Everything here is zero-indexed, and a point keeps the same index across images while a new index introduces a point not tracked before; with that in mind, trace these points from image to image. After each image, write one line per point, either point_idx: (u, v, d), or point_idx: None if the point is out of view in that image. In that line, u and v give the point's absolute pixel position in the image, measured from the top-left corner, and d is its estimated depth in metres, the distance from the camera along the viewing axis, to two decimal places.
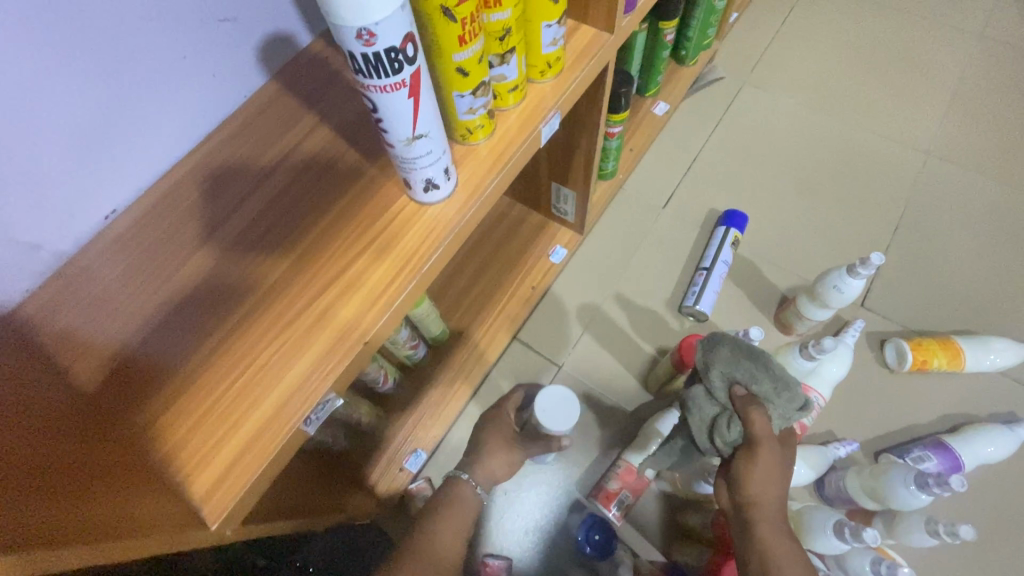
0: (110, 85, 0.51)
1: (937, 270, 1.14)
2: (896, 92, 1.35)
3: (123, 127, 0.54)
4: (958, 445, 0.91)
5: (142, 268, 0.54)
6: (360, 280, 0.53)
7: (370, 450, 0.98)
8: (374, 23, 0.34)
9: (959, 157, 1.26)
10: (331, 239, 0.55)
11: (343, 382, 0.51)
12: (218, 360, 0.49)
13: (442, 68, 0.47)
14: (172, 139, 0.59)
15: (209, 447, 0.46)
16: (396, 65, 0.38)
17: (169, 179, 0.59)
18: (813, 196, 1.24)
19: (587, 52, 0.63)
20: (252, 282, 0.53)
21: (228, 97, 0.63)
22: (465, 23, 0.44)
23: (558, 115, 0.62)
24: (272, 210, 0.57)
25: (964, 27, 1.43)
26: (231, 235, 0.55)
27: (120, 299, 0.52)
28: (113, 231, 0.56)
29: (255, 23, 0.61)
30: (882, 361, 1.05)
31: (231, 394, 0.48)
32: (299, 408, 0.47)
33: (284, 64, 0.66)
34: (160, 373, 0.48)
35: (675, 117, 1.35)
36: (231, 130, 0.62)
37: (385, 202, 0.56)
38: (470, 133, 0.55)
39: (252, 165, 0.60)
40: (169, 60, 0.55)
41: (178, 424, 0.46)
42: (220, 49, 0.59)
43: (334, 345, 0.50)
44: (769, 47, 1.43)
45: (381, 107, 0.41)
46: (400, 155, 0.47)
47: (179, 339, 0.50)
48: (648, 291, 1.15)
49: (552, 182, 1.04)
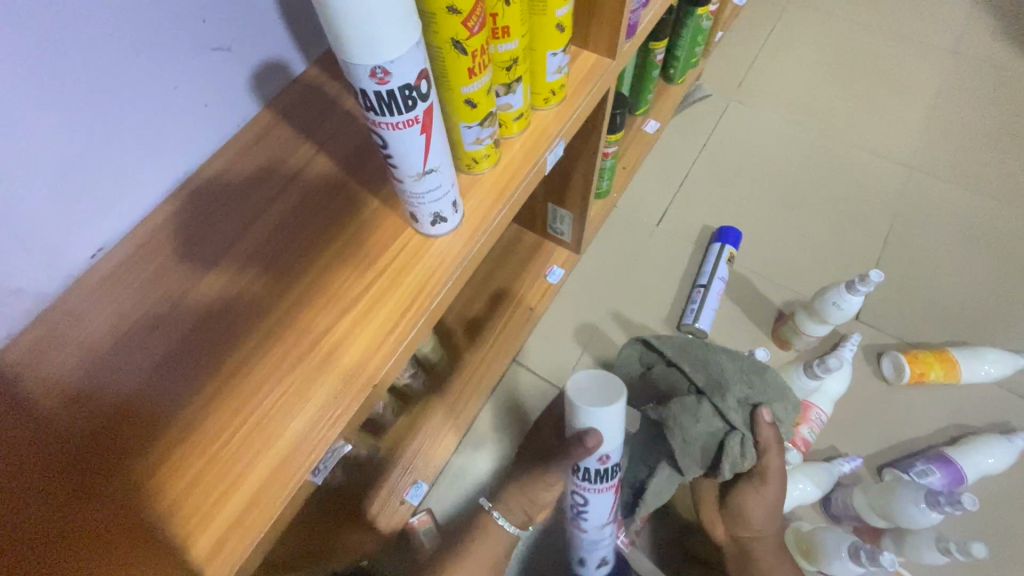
0: (100, 119, 0.49)
1: (927, 282, 1.15)
2: (877, 108, 1.38)
3: (112, 162, 0.51)
4: (959, 457, 0.92)
5: (133, 309, 0.51)
6: (366, 317, 0.51)
7: (369, 484, 0.95)
8: (390, 61, 0.34)
9: (941, 169, 1.29)
10: (333, 275, 0.53)
11: (351, 426, 0.48)
12: (217, 407, 0.46)
13: (450, 100, 0.46)
14: (163, 172, 0.57)
15: (211, 502, 0.43)
16: (410, 102, 0.37)
17: (160, 213, 0.57)
18: (804, 211, 1.25)
19: (589, 78, 0.63)
20: (251, 322, 0.50)
21: (220, 127, 0.60)
22: (476, 56, 0.43)
23: (562, 142, 0.61)
24: (270, 246, 0.54)
25: (938, 43, 1.48)
26: (228, 272, 0.53)
27: (111, 343, 0.49)
28: (101, 271, 0.53)
29: (248, 52, 0.59)
30: (879, 374, 1.06)
31: (233, 443, 0.45)
32: (308, 457, 0.45)
33: (278, 92, 0.65)
34: (156, 423, 0.46)
35: (665, 134, 1.36)
36: (224, 162, 0.60)
37: (389, 235, 0.55)
38: (476, 163, 0.54)
39: (248, 198, 0.57)
40: (162, 91, 0.53)
41: (177, 478, 0.44)
42: (213, 79, 0.57)
43: (342, 388, 0.48)
44: (753, 64, 1.46)
45: (391, 144, 0.40)
46: (408, 190, 0.46)
47: (174, 386, 0.47)
48: (646, 309, 1.14)
49: (548, 203, 1.03)
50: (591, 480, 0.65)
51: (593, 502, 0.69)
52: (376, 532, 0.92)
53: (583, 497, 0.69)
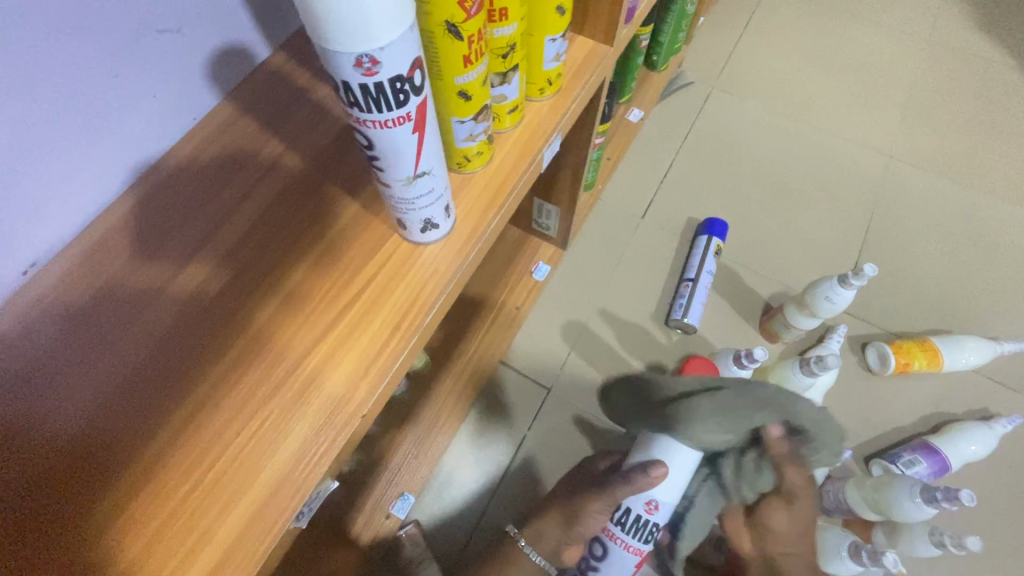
0: (27, 112, 0.41)
1: (907, 271, 1.16)
2: (855, 96, 1.38)
3: (42, 162, 0.44)
4: (943, 446, 0.93)
5: (76, 333, 0.44)
6: (351, 338, 0.45)
7: (351, 498, 0.90)
8: (379, 49, 0.28)
9: (917, 158, 1.30)
10: (313, 289, 0.47)
11: (338, 462, 0.43)
12: (183, 446, 0.40)
13: (442, 93, 0.41)
14: (106, 173, 0.49)
15: (177, 560, 0.37)
16: (401, 96, 0.32)
17: (105, 221, 0.49)
18: (786, 201, 1.24)
19: (585, 66, 0.58)
20: (219, 344, 0.44)
21: (174, 121, 0.53)
22: (472, 41, 0.37)
23: (558, 137, 0.57)
24: (238, 256, 0.48)
25: (910, 31, 1.49)
26: (189, 286, 0.46)
27: (51, 375, 0.42)
28: (36, 290, 0.46)
29: (202, 34, 0.52)
30: (864, 365, 1.06)
31: (203, 488, 0.39)
32: (290, 500, 0.40)
33: (240, 80, 0.58)
34: (110, 468, 0.39)
35: (648, 123, 1.32)
36: (179, 161, 0.53)
37: (373, 243, 0.49)
38: (467, 161, 0.49)
39: (210, 201, 0.51)
40: (100, 80, 0.45)
41: (136, 532, 0.38)
42: (163, 64, 0.49)
43: (326, 421, 0.43)
44: (734, 51, 1.43)
45: (378, 145, 0.35)
46: (396, 196, 0.41)
47: (129, 423, 0.41)
48: (634, 305, 1.12)
49: (533, 198, 0.99)
50: (624, 527, 0.67)
51: (612, 557, 0.69)
52: (359, 549, 0.87)
53: (604, 547, 0.69)
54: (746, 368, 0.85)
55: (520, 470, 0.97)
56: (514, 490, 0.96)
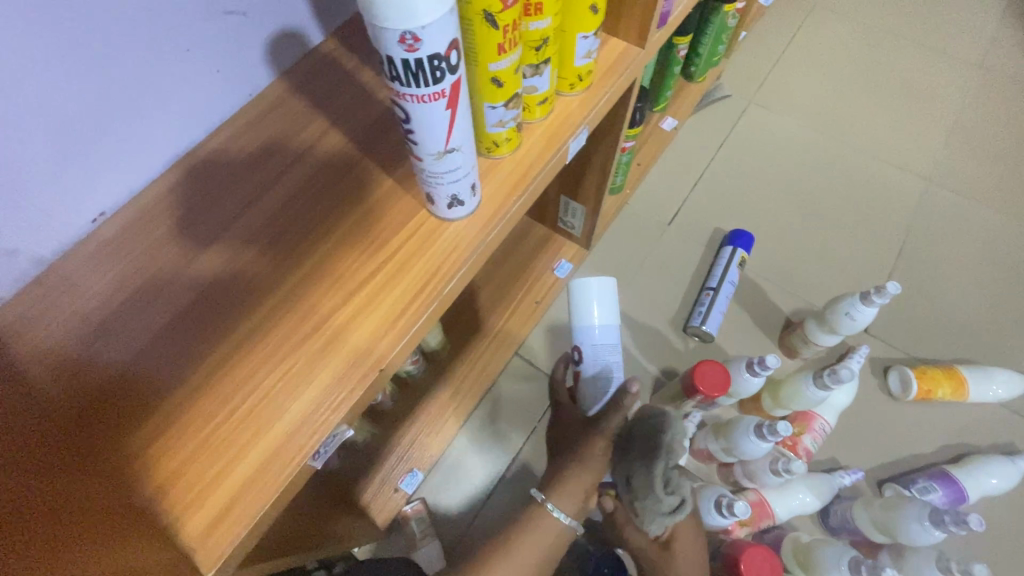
0: (110, 79, 0.46)
1: (940, 299, 1.14)
2: (899, 118, 1.36)
3: (117, 124, 0.49)
4: (963, 476, 0.90)
5: (136, 276, 0.49)
6: (376, 299, 0.49)
7: (362, 469, 0.94)
8: (422, 27, 0.32)
9: (958, 185, 1.27)
10: (346, 253, 0.51)
11: (354, 413, 0.47)
12: (217, 384, 0.45)
13: (476, 77, 0.44)
14: (171, 138, 0.54)
15: (204, 484, 0.41)
16: (438, 73, 0.35)
17: (165, 182, 0.55)
18: (817, 219, 1.23)
19: (616, 66, 0.61)
20: (260, 295, 0.49)
21: (231, 96, 0.58)
22: (507, 31, 0.41)
23: (585, 131, 0.60)
24: (280, 219, 0.52)
25: (958, 54, 1.46)
26: (236, 242, 0.51)
27: (108, 312, 0.47)
28: (101, 237, 0.51)
29: (263, 19, 0.57)
30: (885, 388, 1.04)
31: (232, 423, 0.44)
32: (308, 442, 0.44)
33: (293, 63, 0.63)
34: (151, 396, 0.44)
35: (682, 132, 1.33)
36: (232, 132, 0.58)
37: (402, 218, 0.53)
38: (496, 146, 0.52)
39: (257, 170, 0.55)
40: (173, 54, 0.50)
41: (172, 455, 0.42)
42: (225, 42, 0.54)
43: (347, 371, 0.46)
44: (775, 67, 1.43)
45: (414, 118, 0.38)
46: (427, 169, 0.44)
47: (171, 361, 0.45)
48: (654, 310, 1.13)
49: (560, 195, 1.01)
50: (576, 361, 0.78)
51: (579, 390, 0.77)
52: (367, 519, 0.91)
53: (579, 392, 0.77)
54: (758, 375, 0.86)
55: (518, 472, 1.00)
56: (511, 488, 0.99)
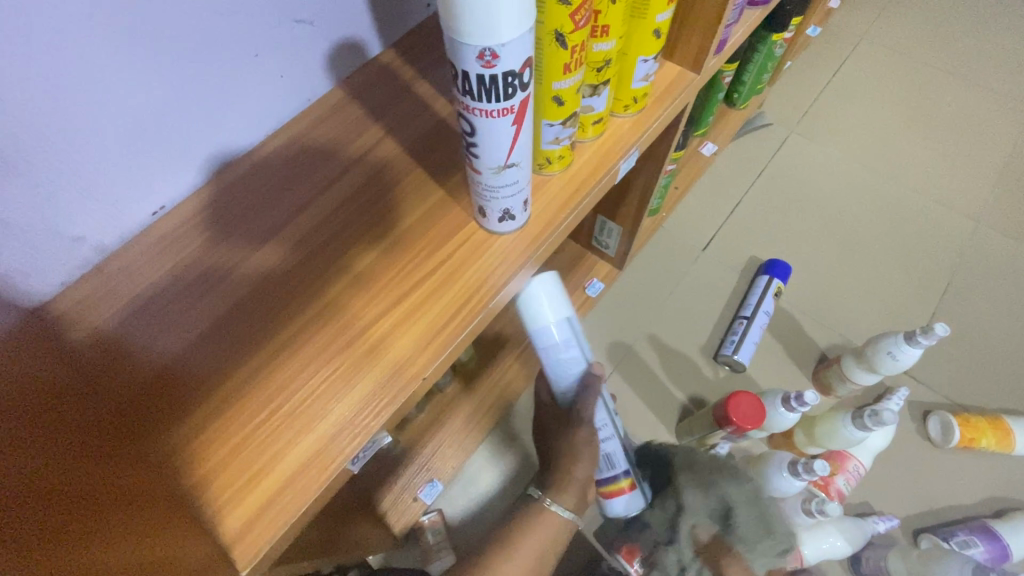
0: (180, 78, 0.48)
1: (987, 344, 1.09)
2: (948, 155, 1.33)
3: (184, 122, 0.51)
4: (1007, 532, 0.86)
5: (189, 270, 0.50)
6: (421, 309, 0.50)
7: (383, 476, 0.94)
8: (501, 45, 0.32)
9: (1010, 227, 1.23)
10: (392, 260, 0.52)
11: (393, 419, 0.47)
12: (261, 383, 0.45)
13: (540, 94, 0.44)
14: (231, 138, 0.56)
15: (243, 481, 0.42)
16: (509, 90, 0.36)
17: (222, 180, 0.56)
18: (858, 254, 1.20)
19: (671, 90, 0.61)
20: (307, 297, 0.49)
21: (291, 100, 0.60)
22: (575, 51, 0.41)
23: (635, 153, 0.60)
24: (331, 223, 0.53)
25: (1012, 94, 1.43)
26: (288, 244, 0.52)
27: (162, 304, 0.48)
28: (158, 230, 0.53)
29: (328, 29, 0.58)
30: (924, 434, 1.00)
31: (274, 421, 0.44)
32: (346, 446, 0.44)
33: (350, 73, 0.64)
34: (195, 390, 0.44)
35: (720, 158, 1.32)
36: (289, 136, 0.59)
37: (451, 228, 0.53)
38: (548, 163, 0.53)
39: (310, 174, 0.57)
40: (242, 57, 0.52)
41: (214, 450, 0.42)
42: (292, 49, 0.56)
43: (387, 381, 0.47)
44: (819, 98, 1.42)
45: (479, 131, 0.39)
46: (484, 183, 0.45)
47: (217, 357, 0.46)
48: (684, 335, 1.11)
49: (597, 215, 1.01)
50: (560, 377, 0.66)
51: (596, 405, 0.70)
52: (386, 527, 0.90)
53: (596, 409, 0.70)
54: (795, 411, 0.83)
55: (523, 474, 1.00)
56: None
